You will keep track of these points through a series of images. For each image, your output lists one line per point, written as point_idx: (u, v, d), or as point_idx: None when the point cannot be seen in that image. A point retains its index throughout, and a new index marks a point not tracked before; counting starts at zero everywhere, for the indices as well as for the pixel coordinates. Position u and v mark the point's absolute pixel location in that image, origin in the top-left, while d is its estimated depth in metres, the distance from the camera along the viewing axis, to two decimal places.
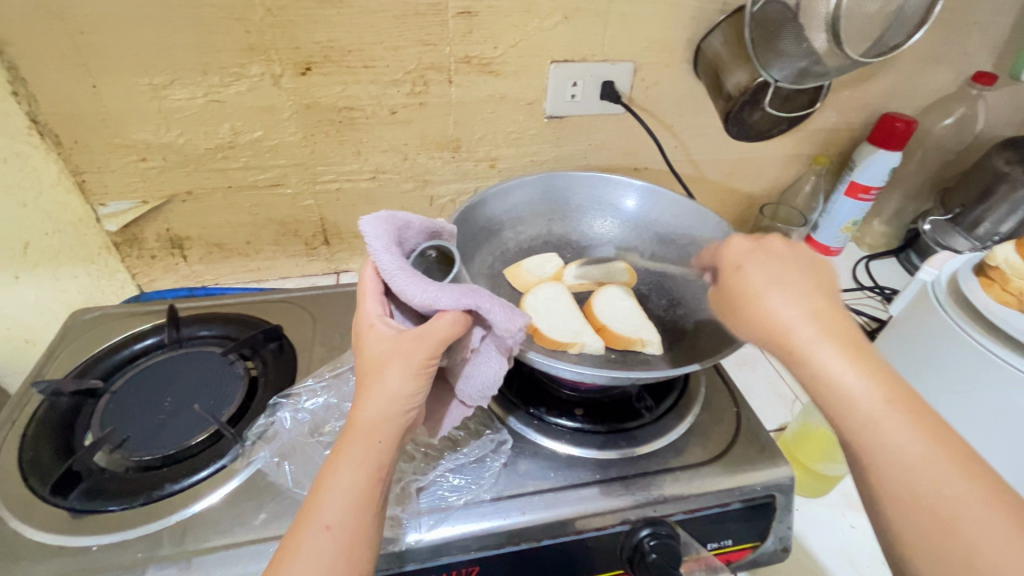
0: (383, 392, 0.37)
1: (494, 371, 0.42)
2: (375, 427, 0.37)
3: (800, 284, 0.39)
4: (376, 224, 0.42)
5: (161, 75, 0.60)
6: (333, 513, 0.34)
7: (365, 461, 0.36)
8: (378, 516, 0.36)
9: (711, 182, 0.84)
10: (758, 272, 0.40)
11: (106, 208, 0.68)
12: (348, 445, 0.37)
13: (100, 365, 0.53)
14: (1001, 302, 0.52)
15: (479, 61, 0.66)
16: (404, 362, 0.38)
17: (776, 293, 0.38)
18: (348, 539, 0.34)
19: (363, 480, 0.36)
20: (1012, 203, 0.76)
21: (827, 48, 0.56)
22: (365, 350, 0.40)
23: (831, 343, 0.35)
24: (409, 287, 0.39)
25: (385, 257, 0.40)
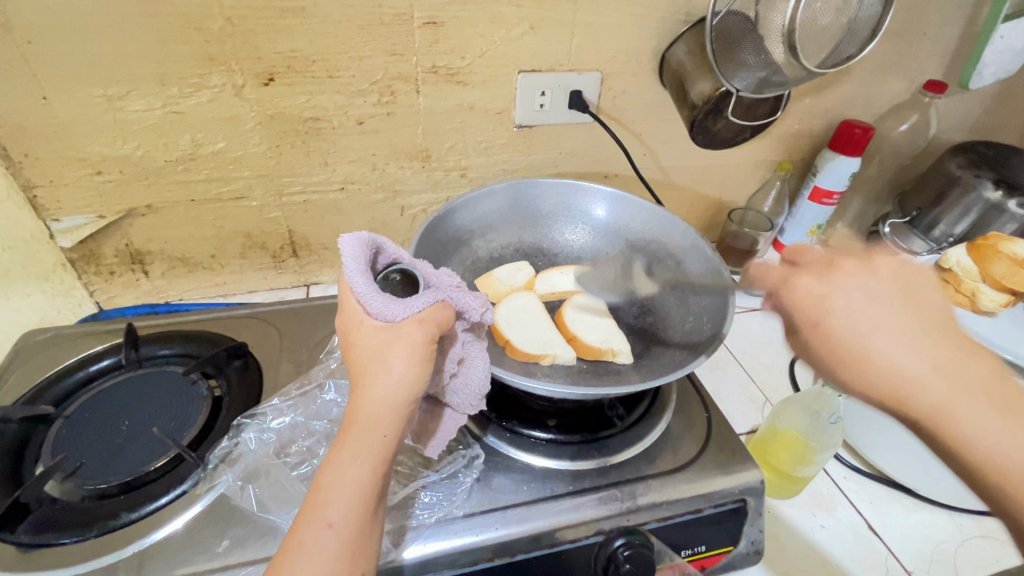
0: (385, 382, 0.35)
1: (483, 369, 0.42)
2: (379, 421, 0.34)
3: (897, 324, 0.37)
4: (344, 238, 0.37)
5: (116, 85, 0.58)
6: (336, 510, 0.33)
7: (369, 456, 0.34)
8: (378, 509, 0.35)
9: (680, 188, 0.85)
10: (854, 322, 0.38)
11: (60, 223, 0.65)
12: (348, 439, 0.35)
13: (54, 389, 0.51)
14: (955, 302, 0.54)
15: (447, 71, 0.65)
16: (407, 350, 0.35)
17: (878, 342, 0.37)
18: (352, 538, 0.33)
19: (365, 475, 0.34)
20: (965, 205, 0.79)
21: (785, 59, 0.57)
22: (357, 342, 0.36)
23: (958, 394, 0.35)
24: (388, 309, 0.36)
25: (360, 278, 0.36)
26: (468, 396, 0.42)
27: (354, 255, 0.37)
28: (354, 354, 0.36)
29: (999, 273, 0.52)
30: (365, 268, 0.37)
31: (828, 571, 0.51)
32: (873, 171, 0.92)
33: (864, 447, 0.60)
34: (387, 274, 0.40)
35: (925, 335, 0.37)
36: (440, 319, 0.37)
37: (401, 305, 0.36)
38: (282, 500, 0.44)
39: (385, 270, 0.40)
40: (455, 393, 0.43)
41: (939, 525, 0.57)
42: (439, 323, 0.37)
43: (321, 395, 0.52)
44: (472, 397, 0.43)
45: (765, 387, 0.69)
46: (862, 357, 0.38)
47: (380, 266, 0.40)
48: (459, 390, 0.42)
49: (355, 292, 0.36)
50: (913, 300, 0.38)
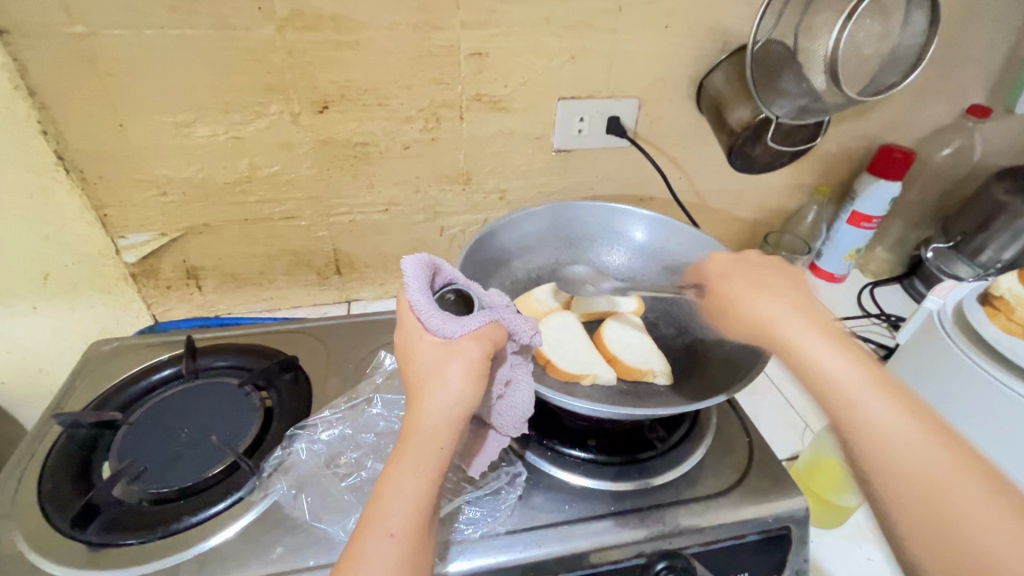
0: (443, 397, 0.36)
1: (526, 395, 0.43)
2: (435, 434, 0.36)
3: (777, 287, 0.47)
4: (407, 258, 0.39)
5: (185, 114, 0.62)
6: (396, 521, 0.35)
7: (426, 469, 0.36)
8: (432, 521, 0.37)
9: (715, 211, 0.86)
10: (743, 284, 0.48)
11: (126, 240, 0.70)
12: (407, 451, 0.36)
13: (119, 397, 0.54)
14: (1008, 331, 0.51)
15: (490, 98, 0.68)
16: (464, 367, 0.37)
17: (762, 294, 0.46)
18: (409, 549, 0.34)
19: (422, 487, 0.36)
20: (1013, 231, 0.78)
21: (827, 88, 0.58)
22: (415, 358, 0.38)
23: (810, 331, 0.42)
24: (446, 326, 0.38)
25: (422, 296, 0.38)
26: (513, 418, 0.43)
27: (415, 275, 0.39)
28: (412, 369, 0.38)
29: None
30: (426, 287, 0.39)
31: None
32: (914, 195, 0.91)
33: None
34: (443, 293, 0.42)
35: (796, 294, 0.46)
36: (495, 338, 0.39)
37: (459, 323, 0.38)
38: (332, 510, 0.46)
39: (441, 290, 0.42)
40: (500, 415, 0.44)
41: None
42: (494, 342, 0.38)
43: (369, 409, 0.54)
44: (517, 419, 0.44)
45: (805, 412, 0.68)
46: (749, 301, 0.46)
47: (437, 285, 0.42)
48: (505, 411, 0.43)
49: (416, 310, 0.38)
50: (799, 282, 0.48)
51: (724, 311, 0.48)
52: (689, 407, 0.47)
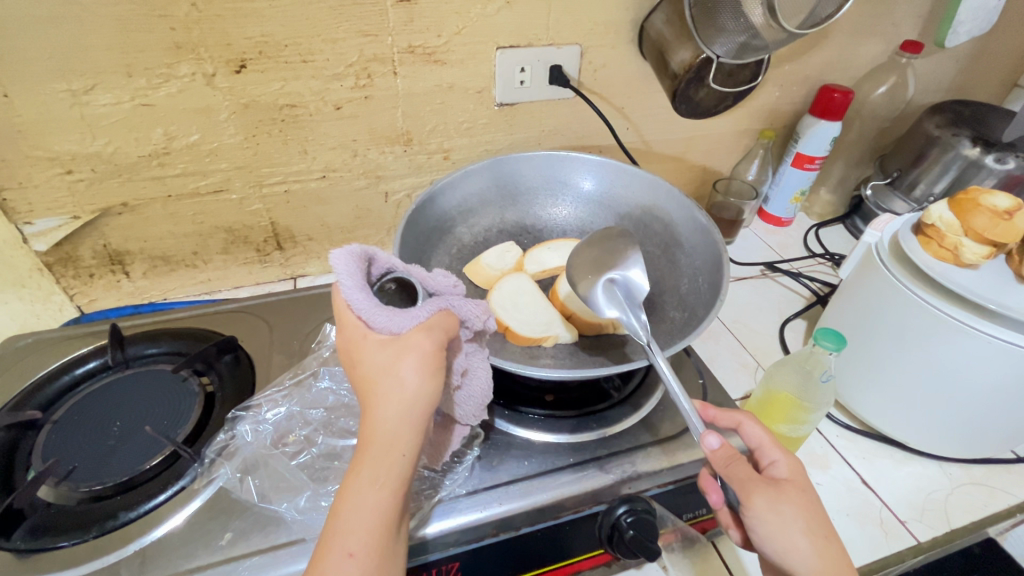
0: (398, 398, 0.33)
1: (485, 380, 0.42)
2: (395, 440, 0.33)
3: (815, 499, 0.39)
4: (334, 253, 0.36)
5: (80, 80, 0.56)
6: (357, 539, 0.32)
7: (387, 479, 0.33)
8: (398, 529, 0.34)
9: (665, 161, 0.85)
10: (801, 487, 0.39)
11: (33, 226, 0.63)
12: (365, 461, 0.33)
13: (39, 395, 0.50)
14: (939, 258, 0.53)
15: (423, 50, 0.64)
16: (418, 362, 0.34)
17: (795, 495, 0.38)
18: (374, 564, 0.32)
19: (384, 500, 0.33)
20: (944, 164, 0.80)
21: (764, 22, 0.57)
22: (361, 357, 0.36)
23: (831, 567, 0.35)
24: (392, 321, 0.35)
25: (359, 294, 0.35)
26: (473, 407, 0.43)
27: (348, 271, 0.36)
28: (361, 371, 0.35)
29: (981, 226, 0.51)
30: (361, 283, 0.36)
31: None
32: (853, 135, 0.92)
33: (856, 406, 0.61)
34: (381, 285, 0.39)
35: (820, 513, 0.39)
36: (447, 326, 0.37)
37: (405, 317, 0.36)
38: (282, 489, 0.44)
39: (380, 280, 0.39)
40: (462, 403, 0.43)
41: (929, 476, 0.58)
42: (447, 330, 0.37)
43: (315, 383, 0.51)
44: (477, 407, 0.43)
45: (756, 351, 0.70)
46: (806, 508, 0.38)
47: (375, 276, 0.40)
48: (466, 400, 0.43)
49: (355, 308, 0.35)
50: None
51: (757, 493, 0.38)
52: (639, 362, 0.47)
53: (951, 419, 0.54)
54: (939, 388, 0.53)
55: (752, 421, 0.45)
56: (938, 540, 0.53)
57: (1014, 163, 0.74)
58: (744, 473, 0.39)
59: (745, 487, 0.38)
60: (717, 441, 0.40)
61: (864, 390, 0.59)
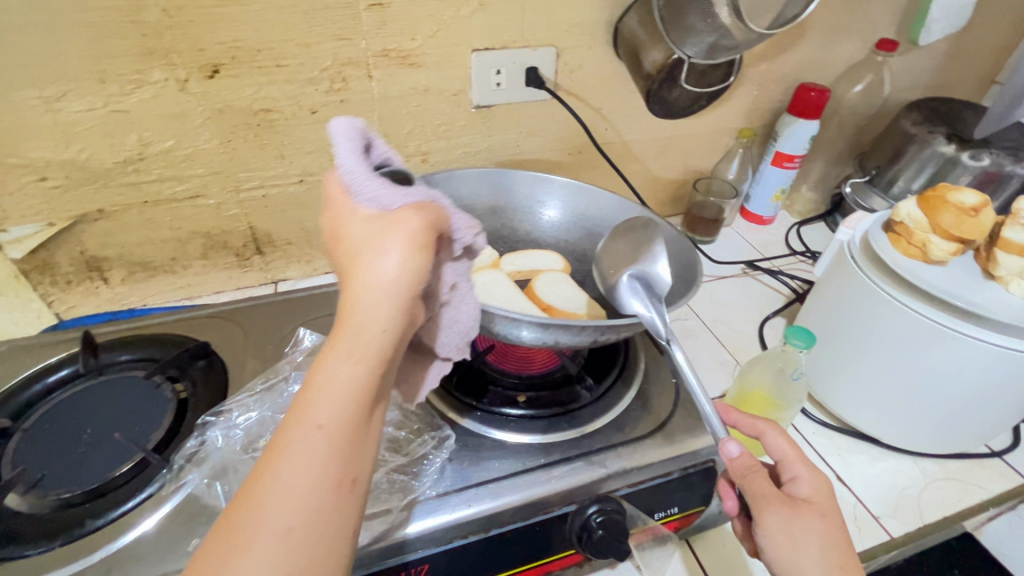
0: (378, 273, 0.30)
1: (471, 314, 0.40)
2: (370, 315, 0.30)
3: (836, 527, 0.38)
4: (335, 121, 0.34)
5: (52, 86, 0.56)
6: (325, 410, 0.28)
7: (363, 352, 0.29)
8: (374, 412, 0.30)
9: (645, 161, 0.85)
10: (819, 509, 0.39)
11: (8, 233, 0.63)
12: (341, 334, 0.30)
13: (10, 404, 0.50)
14: (908, 254, 0.54)
15: (398, 54, 0.64)
16: (403, 237, 0.30)
17: (812, 519, 0.38)
18: (341, 443, 0.28)
19: (359, 374, 0.29)
20: (920, 161, 0.80)
21: (731, 22, 0.57)
22: (347, 232, 0.33)
23: None
24: (378, 194, 0.32)
25: (354, 161, 0.33)
26: (456, 335, 0.41)
27: (347, 140, 0.34)
28: (345, 246, 0.32)
29: (948, 223, 0.51)
30: (358, 154, 0.34)
31: None
32: (833, 133, 0.93)
33: (830, 403, 0.61)
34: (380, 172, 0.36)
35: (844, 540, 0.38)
36: (439, 213, 0.33)
37: (396, 190, 0.33)
38: None
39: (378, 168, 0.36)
40: (445, 332, 0.40)
41: (903, 471, 0.59)
42: (438, 218, 0.32)
43: (287, 388, 0.51)
44: (460, 337, 0.41)
45: (734, 350, 0.70)
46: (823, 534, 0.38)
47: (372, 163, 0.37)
48: (449, 326, 0.40)
49: (346, 178, 0.33)
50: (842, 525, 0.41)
51: (770, 510, 0.38)
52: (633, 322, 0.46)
53: (921, 415, 0.55)
54: (909, 384, 0.53)
55: (773, 433, 0.44)
56: (909, 535, 0.54)
57: (989, 160, 0.75)
58: (759, 488, 0.39)
59: (759, 503, 0.39)
60: (736, 449, 0.40)
61: (838, 388, 0.59)
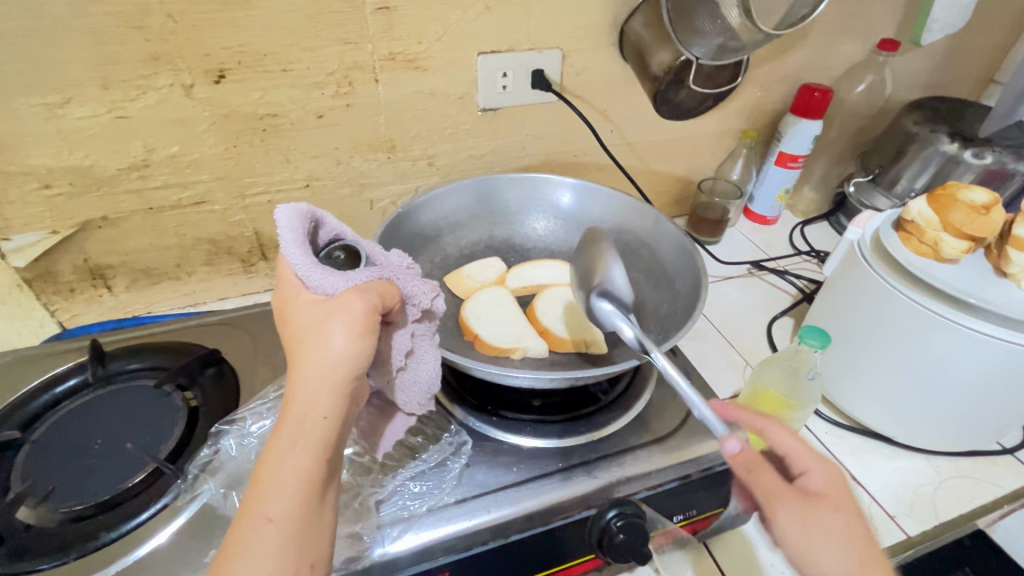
0: (323, 363, 0.33)
1: (434, 369, 0.42)
2: (313, 405, 0.33)
3: (854, 520, 0.36)
4: (281, 209, 0.37)
5: (55, 93, 0.55)
6: (276, 503, 0.31)
7: (308, 442, 0.32)
8: (327, 494, 0.33)
9: (649, 162, 0.85)
10: (832, 503, 0.37)
11: (10, 242, 0.62)
12: (287, 426, 0.33)
13: (18, 415, 0.49)
14: (919, 253, 0.54)
15: (404, 57, 0.64)
16: (345, 323, 0.34)
17: (828, 515, 0.37)
18: (294, 531, 0.31)
19: (307, 463, 0.32)
20: (923, 160, 0.81)
21: (740, 23, 0.57)
22: (294, 320, 0.36)
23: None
24: (324, 279, 0.35)
25: (298, 250, 0.36)
26: (417, 395, 0.43)
27: (291, 228, 0.37)
28: (292, 335, 0.35)
29: (959, 221, 0.51)
30: (303, 241, 0.37)
31: None
32: (834, 133, 0.93)
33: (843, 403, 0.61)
34: (330, 252, 0.40)
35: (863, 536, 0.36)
36: (383, 290, 0.36)
37: (339, 276, 0.36)
38: None
39: (329, 248, 0.40)
40: (404, 392, 0.43)
41: (916, 470, 0.59)
42: (382, 295, 0.36)
43: None
44: (422, 394, 0.43)
45: (743, 350, 0.70)
46: (835, 534, 0.36)
47: (322, 241, 0.41)
48: (409, 386, 0.42)
49: (293, 266, 0.36)
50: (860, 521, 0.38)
51: (783, 508, 0.37)
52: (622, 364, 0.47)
53: (935, 413, 0.55)
54: (923, 383, 0.53)
55: (775, 426, 0.42)
56: (926, 534, 0.53)
57: (992, 158, 0.75)
58: (767, 486, 0.38)
59: (770, 503, 0.38)
60: (737, 445, 0.40)
61: (850, 388, 0.59)
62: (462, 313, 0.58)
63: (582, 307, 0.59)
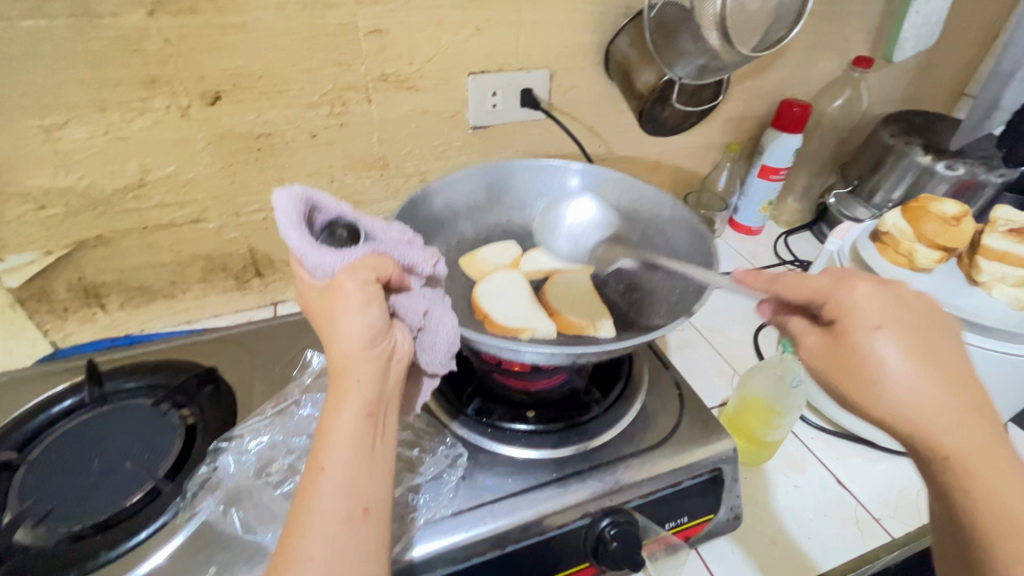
0: (350, 325, 0.35)
1: (450, 328, 0.43)
2: (350, 361, 0.35)
3: (904, 323, 0.34)
4: (277, 194, 0.37)
5: (53, 115, 0.56)
6: (330, 455, 0.33)
7: (351, 398, 0.34)
8: (379, 443, 0.35)
9: (636, 176, 0.88)
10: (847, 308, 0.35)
11: (5, 262, 0.62)
12: (333, 387, 0.35)
13: (13, 437, 0.49)
14: (894, 263, 0.56)
15: (397, 78, 0.66)
16: (357, 290, 0.35)
17: (881, 341, 0.34)
18: (349, 478, 0.33)
19: (354, 415, 0.34)
20: (899, 171, 0.83)
21: (721, 45, 0.60)
22: (312, 296, 0.37)
23: (937, 401, 0.32)
24: (326, 262, 0.36)
25: (295, 233, 0.36)
26: (438, 354, 0.43)
27: (287, 211, 0.36)
28: (315, 307, 0.37)
29: (932, 232, 0.54)
30: (299, 223, 0.37)
31: (803, 529, 0.54)
32: (814, 146, 0.97)
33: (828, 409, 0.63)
34: (328, 231, 0.40)
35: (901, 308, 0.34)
36: (384, 263, 0.37)
37: (337, 256, 0.37)
38: (267, 520, 0.44)
39: (326, 228, 0.40)
40: (425, 351, 0.43)
41: (900, 472, 0.60)
42: (382, 268, 0.37)
43: (298, 411, 0.51)
44: (444, 354, 0.43)
45: (731, 358, 0.72)
46: (949, 388, 0.33)
47: (321, 222, 0.40)
48: (430, 346, 0.43)
49: (292, 249, 0.36)
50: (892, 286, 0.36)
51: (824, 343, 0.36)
52: (620, 345, 0.46)
53: None
54: None
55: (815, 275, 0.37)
56: (911, 535, 0.55)
57: (964, 169, 0.77)
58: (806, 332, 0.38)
59: (816, 347, 0.37)
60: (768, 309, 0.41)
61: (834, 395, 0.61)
62: (476, 292, 0.60)
63: (589, 295, 0.61)
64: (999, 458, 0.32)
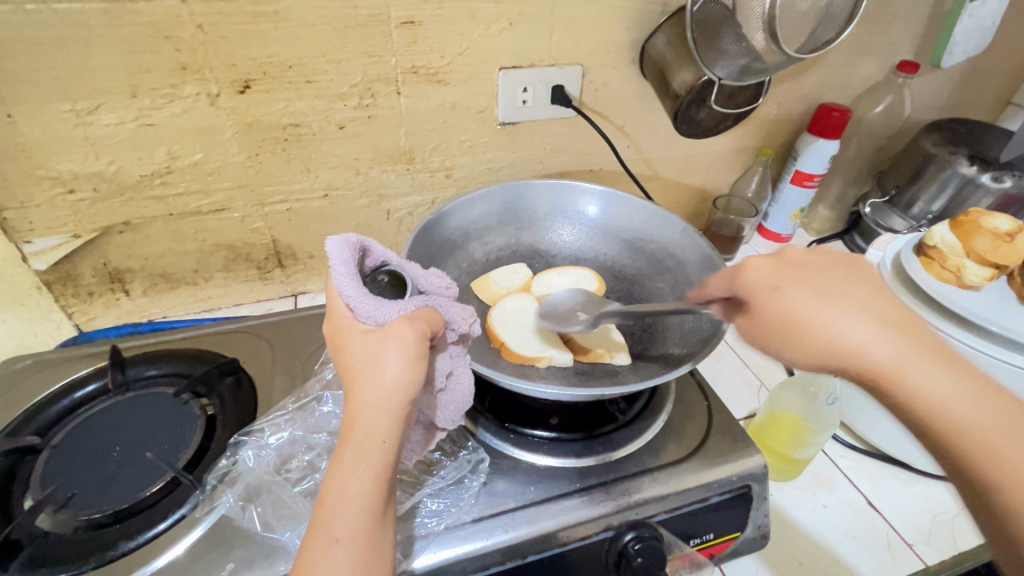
0: (379, 385, 0.34)
1: (467, 387, 0.42)
2: (374, 427, 0.34)
3: (845, 292, 0.38)
4: (333, 240, 0.37)
5: (84, 100, 0.56)
6: (342, 524, 0.33)
7: (368, 464, 0.33)
8: (388, 508, 0.35)
9: (665, 179, 0.86)
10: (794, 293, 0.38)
11: (33, 245, 0.63)
12: (348, 448, 0.34)
13: (36, 421, 0.49)
14: (942, 278, 0.53)
15: (427, 70, 0.65)
16: (399, 350, 0.34)
17: (832, 311, 0.37)
18: (360, 550, 0.33)
19: (368, 483, 0.33)
20: (941, 182, 0.80)
21: (765, 45, 0.57)
22: (348, 345, 0.36)
23: (915, 357, 0.35)
24: (379, 310, 0.36)
25: (350, 281, 0.36)
26: (453, 411, 0.42)
27: (342, 258, 0.37)
28: (346, 357, 0.36)
29: (983, 248, 0.52)
30: (352, 270, 0.37)
31: (832, 552, 0.52)
32: (851, 153, 0.93)
33: (859, 427, 0.61)
34: (375, 276, 0.41)
35: (859, 291, 0.38)
36: (430, 318, 0.37)
37: (391, 306, 0.36)
38: (285, 518, 0.43)
39: (373, 272, 0.41)
40: (442, 409, 0.42)
41: (935, 497, 0.58)
42: (430, 322, 0.37)
43: (319, 407, 0.51)
44: (457, 413, 0.42)
45: (758, 369, 0.70)
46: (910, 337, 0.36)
47: (368, 268, 0.41)
48: (445, 405, 0.41)
49: (345, 296, 0.36)
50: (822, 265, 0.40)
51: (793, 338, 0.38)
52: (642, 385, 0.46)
53: None
54: None
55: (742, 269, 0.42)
56: (946, 563, 0.52)
57: (1011, 182, 0.74)
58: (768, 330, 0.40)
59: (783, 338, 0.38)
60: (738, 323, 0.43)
61: (868, 414, 0.59)
62: (489, 317, 0.58)
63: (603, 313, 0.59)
64: (1000, 414, 0.33)
